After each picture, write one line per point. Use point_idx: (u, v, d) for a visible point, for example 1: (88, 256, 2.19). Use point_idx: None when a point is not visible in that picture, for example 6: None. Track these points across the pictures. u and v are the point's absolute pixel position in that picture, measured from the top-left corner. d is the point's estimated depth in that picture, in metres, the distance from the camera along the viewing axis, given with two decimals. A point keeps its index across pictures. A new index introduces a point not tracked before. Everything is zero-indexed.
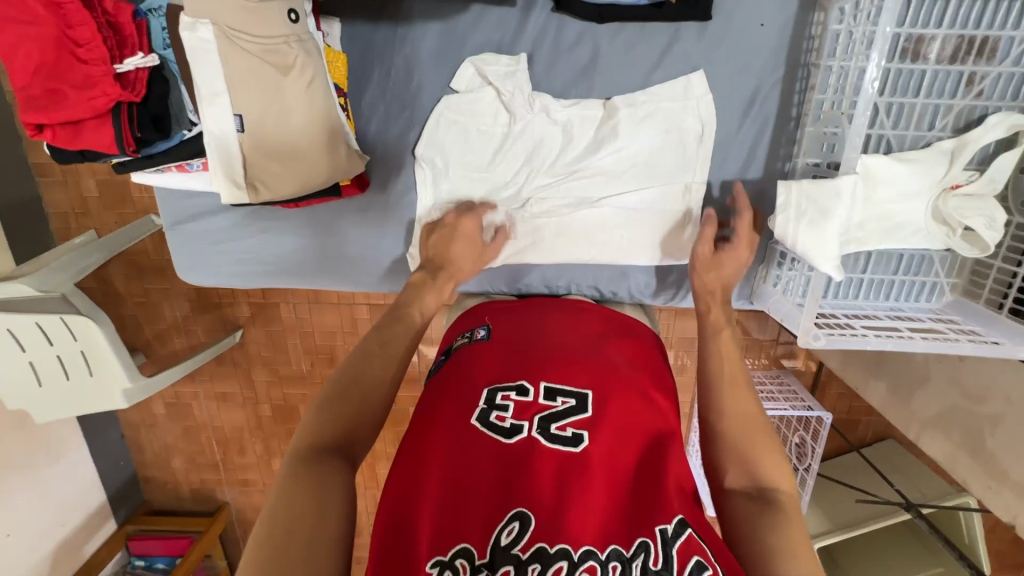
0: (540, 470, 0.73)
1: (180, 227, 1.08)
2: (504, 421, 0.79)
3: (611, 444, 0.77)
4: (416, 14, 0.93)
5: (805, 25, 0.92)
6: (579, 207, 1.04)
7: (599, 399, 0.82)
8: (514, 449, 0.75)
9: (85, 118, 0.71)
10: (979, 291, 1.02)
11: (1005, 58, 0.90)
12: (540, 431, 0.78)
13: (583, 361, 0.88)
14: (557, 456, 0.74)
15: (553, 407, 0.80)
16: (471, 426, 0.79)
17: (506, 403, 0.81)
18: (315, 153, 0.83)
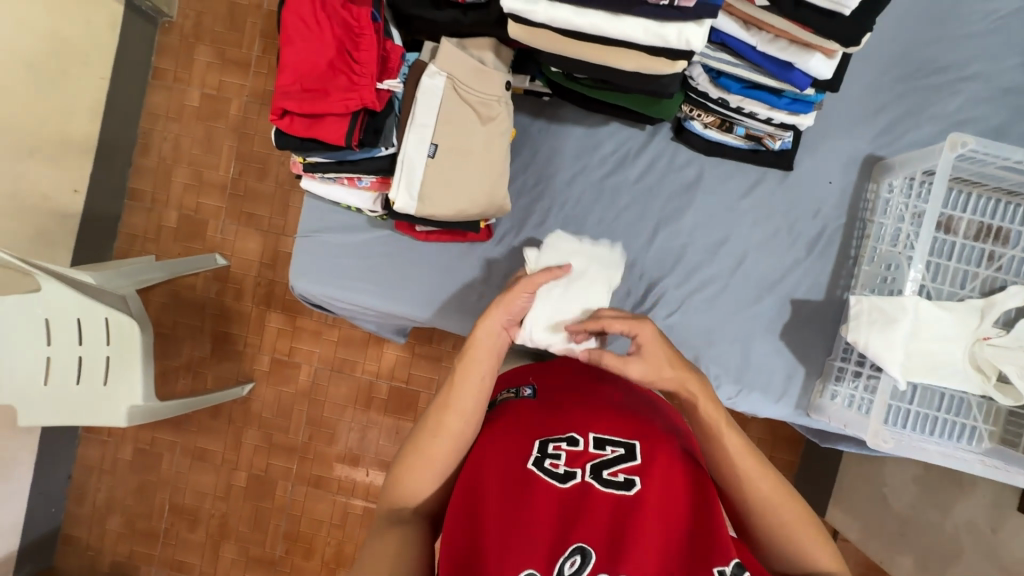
0: (594, 513, 0.77)
1: (309, 237, 1.21)
2: (557, 467, 0.83)
3: (662, 492, 0.80)
4: (567, 119, 1.20)
5: (861, 190, 1.19)
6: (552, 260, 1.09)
7: (647, 448, 0.84)
8: (570, 496, 0.80)
9: (329, 114, 0.90)
10: (1015, 440, 1.12)
11: (1016, 246, 1.15)
12: (593, 477, 0.81)
13: (629, 414, 0.90)
14: (612, 503, 0.79)
15: (603, 456, 0.84)
16: (526, 470, 0.83)
17: (557, 452, 0.85)
18: (479, 187, 0.99)
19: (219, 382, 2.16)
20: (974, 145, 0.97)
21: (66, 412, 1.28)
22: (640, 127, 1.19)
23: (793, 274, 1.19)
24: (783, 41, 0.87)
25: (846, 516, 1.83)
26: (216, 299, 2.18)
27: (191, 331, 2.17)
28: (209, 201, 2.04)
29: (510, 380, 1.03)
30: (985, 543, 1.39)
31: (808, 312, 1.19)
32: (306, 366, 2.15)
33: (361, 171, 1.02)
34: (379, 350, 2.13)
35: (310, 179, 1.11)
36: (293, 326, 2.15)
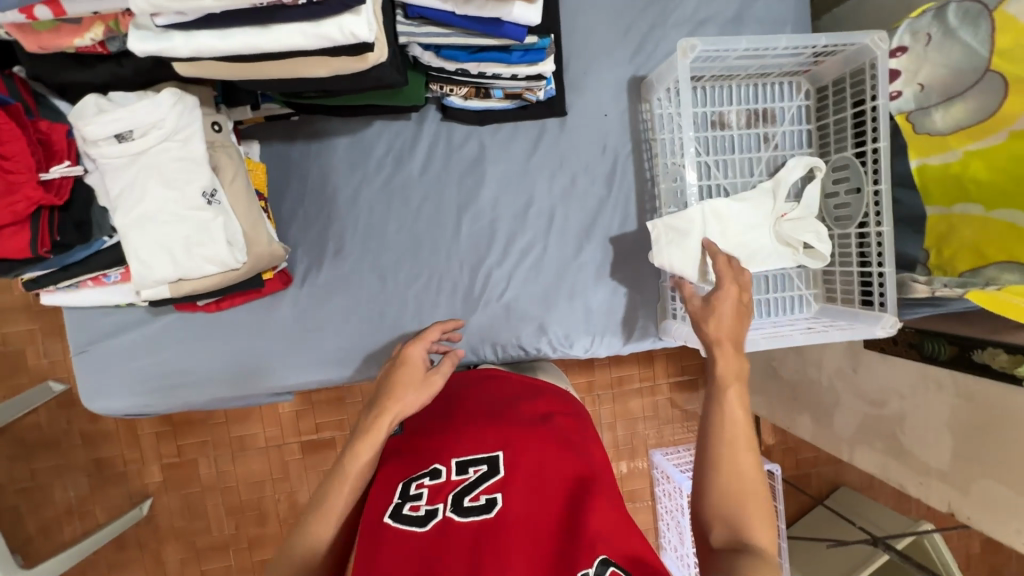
0: (453, 554, 0.66)
1: (89, 350, 1.05)
2: (416, 510, 0.72)
3: (530, 500, 0.70)
4: (327, 132, 1.10)
5: (638, 112, 1.19)
6: (136, 158, 0.80)
7: (512, 456, 0.75)
8: (428, 540, 0.68)
9: (3, 225, 0.74)
10: (835, 295, 1.21)
11: (784, 121, 1.21)
12: (454, 509, 0.71)
13: (497, 421, 0.81)
14: (473, 532, 0.67)
15: (465, 479, 0.73)
16: (381, 524, 0.71)
17: (419, 492, 0.74)
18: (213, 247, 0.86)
19: (111, 512, 1.92)
20: (702, 46, 0.99)
21: None
22: (405, 118, 1.12)
23: (603, 213, 1.19)
24: (477, 0, 0.83)
25: (753, 397, 1.96)
26: (71, 429, 1.92)
27: (56, 472, 1.91)
28: (13, 329, 1.75)
29: None
30: (853, 383, 1.53)
31: (629, 243, 1.20)
32: (202, 459, 1.96)
33: (94, 269, 0.88)
34: (275, 413, 1.97)
35: (50, 293, 0.95)
36: (171, 424, 1.95)
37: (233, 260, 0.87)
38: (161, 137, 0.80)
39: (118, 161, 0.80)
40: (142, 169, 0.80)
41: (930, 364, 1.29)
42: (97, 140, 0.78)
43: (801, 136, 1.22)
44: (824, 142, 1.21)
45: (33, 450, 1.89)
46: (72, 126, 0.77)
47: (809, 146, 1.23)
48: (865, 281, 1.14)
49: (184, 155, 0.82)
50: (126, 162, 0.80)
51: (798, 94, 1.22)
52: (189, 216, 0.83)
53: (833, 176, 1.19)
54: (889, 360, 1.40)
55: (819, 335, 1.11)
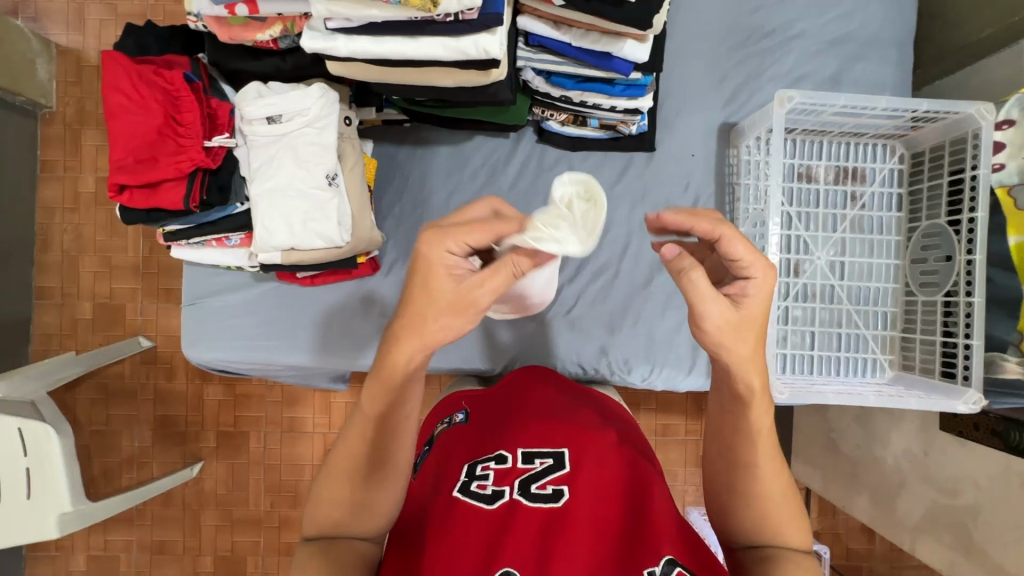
0: (521, 531, 0.70)
1: (196, 303, 1.18)
2: (484, 488, 0.76)
3: (594, 495, 0.74)
4: (433, 141, 1.21)
5: (724, 157, 1.23)
6: (278, 139, 0.93)
7: (576, 454, 0.80)
8: (496, 516, 0.72)
9: (166, 180, 0.89)
10: (912, 364, 1.17)
11: (873, 182, 1.21)
12: (521, 493, 0.75)
13: (561, 420, 0.87)
14: (541, 516, 0.72)
15: (532, 469, 0.78)
16: (452, 498, 0.76)
17: (485, 473, 0.79)
18: (323, 224, 0.96)
19: (166, 467, 2.06)
20: (799, 98, 1.03)
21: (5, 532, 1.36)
22: (504, 136, 1.22)
23: None
24: (593, 34, 0.93)
25: (808, 468, 1.86)
26: (147, 384, 2.09)
27: (128, 421, 2.08)
28: (122, 284, 1.97)
29: (444, 410, 1.00)
30: (922, 467, 1.43)
31: None
32: (253, 433, 2.08)
33: (222, 230, 1.01)
34: (327, 402, 2.07)
35: (179, 246, 1.09)
36: (233, 395, 2.08)
37: (340, 238, 0.96)
38: (302, 123, 0.92)
39: (264, 139, 0.93)
40: (282, 148, 0.93)
41: (1016, 456, 1.19)
42: (251, 120, 0.91)
43: (890, 200, 1.22)
44: (915, 207, 1.19)
45: (113, 396, 2.07)
46: (234, 107, 0.92)
47: (898, 210, 1.22)
48: (948, 353, 1.09)
49: (318, 141, 0.93)
50: (269, 141, 0.93)
51: (891, 158, 1.22)
52: (310, 194, 0.94)
53: (922, 242, 1.16)
54: (968, 446, 1.31)
55: (893, 400, 1.07)
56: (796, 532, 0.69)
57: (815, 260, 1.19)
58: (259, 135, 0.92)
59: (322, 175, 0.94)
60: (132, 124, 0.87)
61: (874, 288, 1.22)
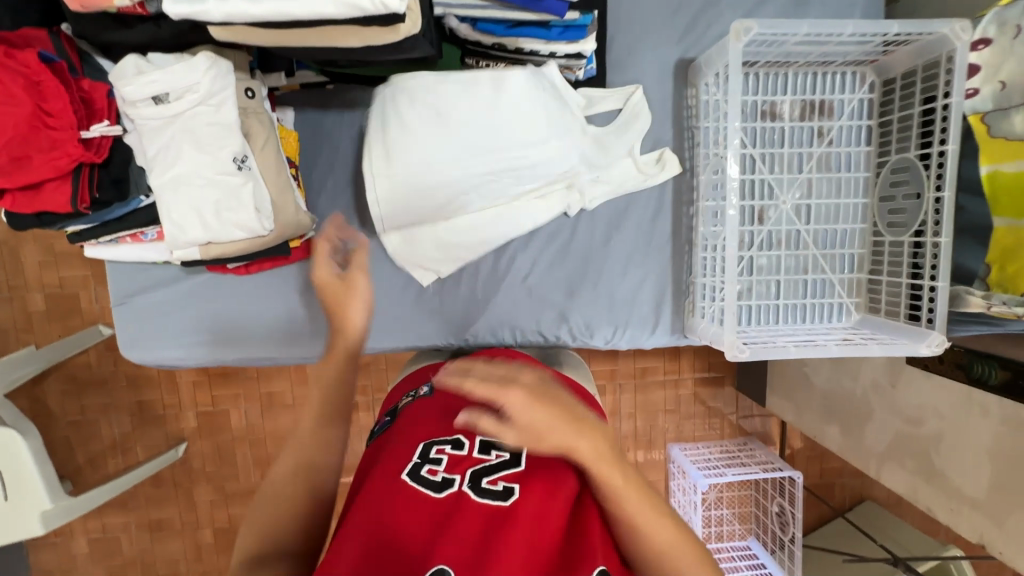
0: (463, 524, 0.67)
1: (127, 302, 1.10)
2: (434, 474, 0.73)
3: (545, 490, 0.71)
4: (361, 103, 1.09)
5: (682, 97, 1.13)
6: (172, 121, 0.82)
7: (535, 451, 0.78)
8: (442, 506, 0.69)
9: (46, 179, 0.78)
10: (878, 306, 1.14)
11: (842, 114, 1.13)
12: (471, 485, 0.72)
13: None
14: (487, 512, 0.68)
15: (486, 461, 0.76)
16: (399, 481, 0.73)
17: (438, 457, 0.76)
18: (238, 214, 0.86)
19: (151, 451, 2.06)
20: (759, 30, 0.92)
21: None
22: None
23: (639, 202, 1.15)
24: None
25: (781, 401, 1.89)
26: (117, 371, 2.04)
27: (103, 409, 2.04)
28: (71, 273, 1.86)
29: (408, 385, 1.01)
30: (889, 398, 1.45)
31: (661, 235, 1.16)
32: (233, 410, 2.06)
33: (132, 226, 0.91)
34: (304, 374, 2.04)
35: (91, 245, 0.99)
36: (207, 374, 2.05)
37: (261, 226, 0.88)
38: (195, 99, 0.81)
39: (155, 122, 0.82)
40: (179, 131, 0.82)
41: (976, 387, 1.20)
42: (135, 102, 0.80)
43: (861, 132, 1.13)
44: (884, 140, 1.11)
45: (82, 387, 2.02)
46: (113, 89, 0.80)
47: (867, 143, 1.13)
48: (914, 294, 1.06)
49: (217, 120, 0.83)
50: (163, 125, 0.82)
51: (861, 87, 1.12)
52: (219, 181, 0.84)
53: (891, 178, 1.10)
54: (932, 378, 1.32)
55: (858, 348, 1.03)
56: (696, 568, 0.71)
57: (780, 206, 1.13)
58: (147, 119, 0.81)
59: (229, 158, 0.84)
60: None
61: (842, 230, 1.16)
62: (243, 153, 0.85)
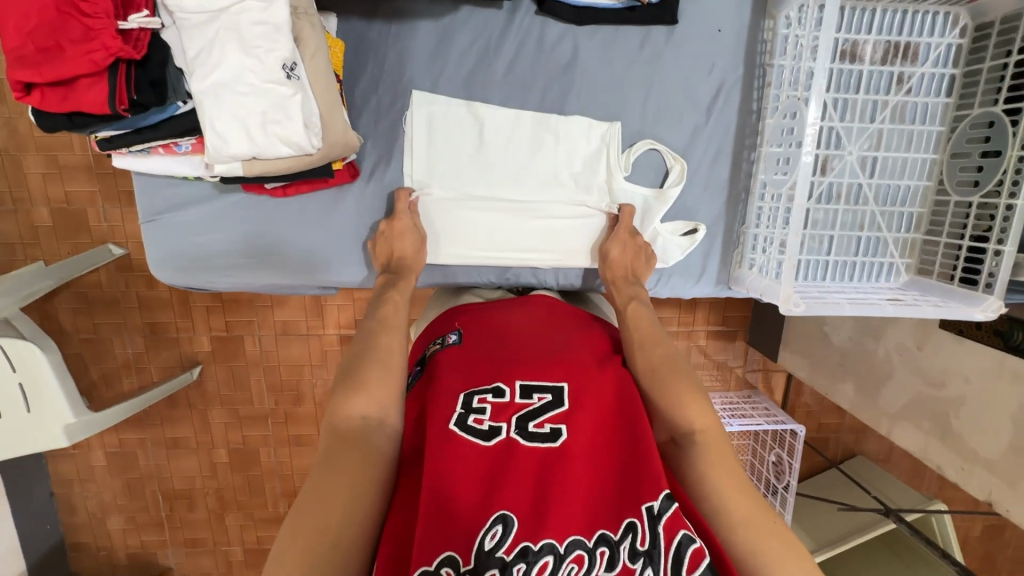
0: (518, 470, 0.70)
1: (157, 219, 1.05)
2: (480, 423, 0.75)
3: (593, 434, 0.75)
4: (410, 13, 1.00)
5: (758, 31, 1.04)
6: (215, 20, 0.73)
7: (576, 390, 0.79)
8: (494, 453, 0.72)
9: (80, 75, 0.71)
10: (930, 268, 1.11)
11: (926, 61, 1.05)
12: (518, 431, 0.74)
13: (562, 355, 0.85)
14: (539, 455, 0.72)
15: (530, 405, 0.77)
16: (448, 430, 0.73)
17: (482, 406, 0.77)
18: (286, 131, 0.80)
19: (165, 372, 2.07)
20: None
21: (19, 441, 1.46)
22: (496, 6, 1.00)
23: (698, 143, 1.08)
24: None
25: (795, 357, 1.88)
26: (128, 291, 2.00)
27: (116, 327, 2.02)
28: (78, 187, 1.78)
29: (436, 331, 0.98)
30: (913, 360, 1.46)
31: (718, 182, 1.11)
32: (248, 337, 2.05)
33: (169, 134, 0.84)
34: (319, 305, 2.03)
35: (121, 155, 0.93)
36: (220, 300, 2.02)
37: (314, 143, 0.82)
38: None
39: (196, 21, 0.73)
40: (222, 30, 0.74)
41: (1011, 354, 1.22)
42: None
43: (942, 82, 1.06)
44: (967, 92, 1.04)
45: (93, 305, 1.99)
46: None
47: (947, 95, 1.07)
48: (974, 257, 1.03)
49: (266, 19, 0.75)
50: (204, 23, 0.74)
51: (951, 31, 1.04)
52: (265, 90, 0.77)
53: (967, 134, 1.03)
54: (964, 344, 1.32)
55: (911, 310, 1.00)
56: (699, 411, 0.78)
57: (845, 156, 1.07)
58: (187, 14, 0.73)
59: (280, 68, 0.77)
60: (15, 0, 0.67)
61: (904, 187, 1.11)
62: (293, 62, 0.78)
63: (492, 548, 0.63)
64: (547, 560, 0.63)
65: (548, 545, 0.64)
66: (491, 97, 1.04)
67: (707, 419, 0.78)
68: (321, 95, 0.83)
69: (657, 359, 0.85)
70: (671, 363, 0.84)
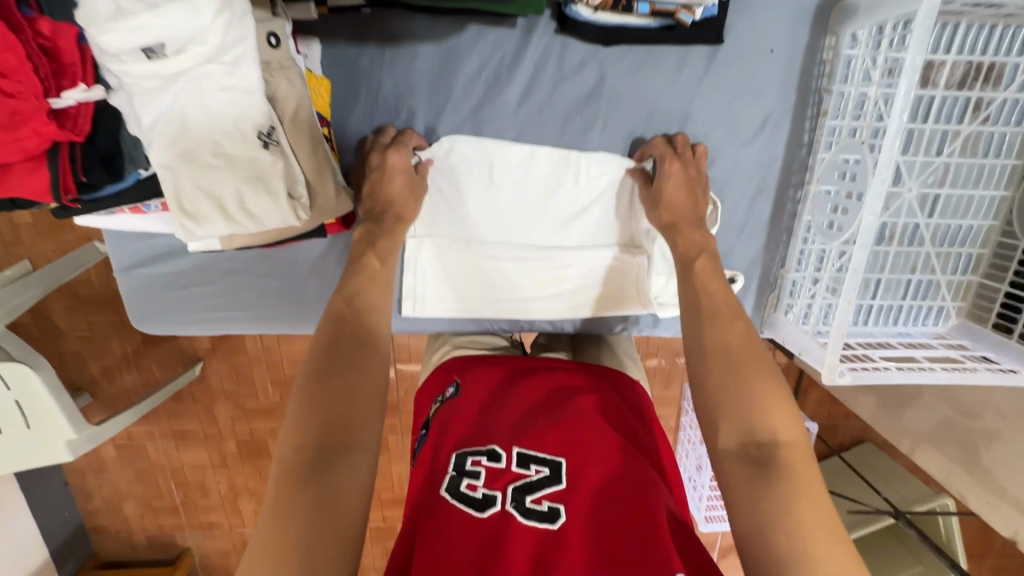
0: (513, 549, 0.63)
1: (133, 271, 0.95)
2: (474, 491, 0.70)
3: (593, 508, 0.68)
4: (408, 34, 0.84)
5: (816, 50, 0.88)
6: (172, 85, 0.60)
7: (574, 459, 0.73)
8: (486, 526, 0.66)
9: (13, 162, 0.59)
10: (985, 315, 1.01)
11: (1010, 84, 0.90)
12: (514, 505, 0.68)
13: (559, 412, 0.80)
14: (534, 535, 0.65)
15: (527, 477, 0.71)
16: (441, 499, 0.70)
17: (476, 470, 0.72)
18: (267, 207, 0.69)
19: (167, 369, 2.02)
20: None
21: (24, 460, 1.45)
22: (509, 24, 0.84)
23: (738, 180, 0.96)
24: None
25: None
26: (120, 289, 1.92)
27: (112, 326, 1.95)
28: None
29: (434, 386, 0.92)
30: (945, 385, 1.39)
31: (757, 223, 0.99)
32: (249, 333, 1.99)
33: (131, 201, 0.72)
34: None
35: (84, 215, 0.81)
36: None
37: (300, 214, 0.71)
38: (206, 55, 0.59)
39: (149, 88, 0.60)
40: (182, 97, 0.61)
41: None
42: (120, 65, 0.58)
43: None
44: None
45: (85, 305, 1.91)
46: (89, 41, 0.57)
47: None
48: None
49: (235, 84, 0.62)
50: (159, 90, 0.60)
51: None
52: (241, 160, 0.66)
53: None
54: None
55: (964, 375, 0.90)
56: (785, 418, 0.65)
57: (903, 195, 0.94)
58: (136, 82, 0.59)
59: (255, 131, 0.65)
60: None
61: (965, 227, 0.99)
62: (270, 121, 0.65)
63: None
64: None
65: None
66: (502, 133, 0.91)
67: (792, 430, 0.64)
68: (308, 158, 0.70)
69: (735, 345, 0.71)
70: (750, 348, 0.71)
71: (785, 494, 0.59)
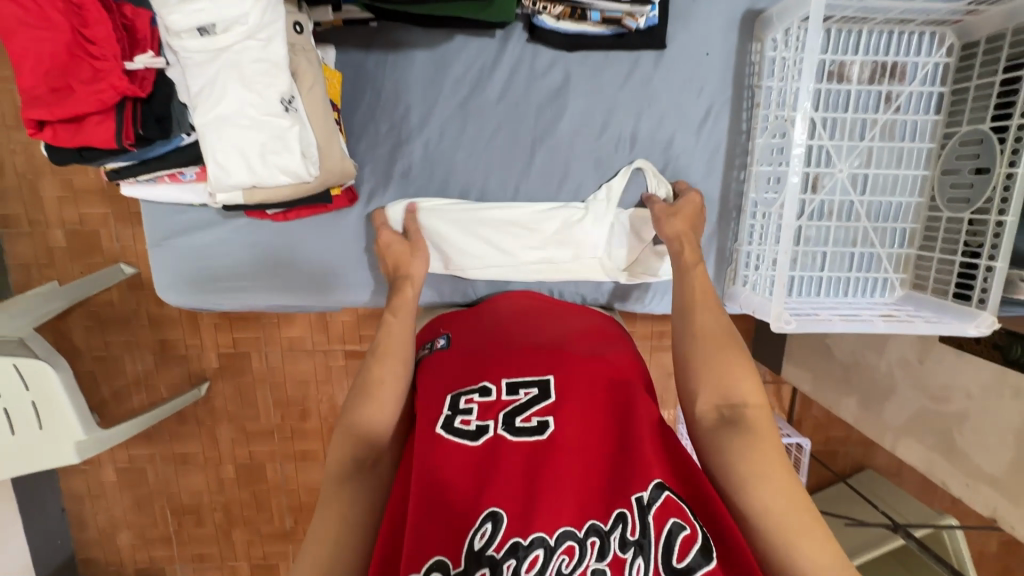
0: (506, 465, 0.70)
1: (164, 245, 1.09)
2: (468, 424, 0.76)
3: (580, 421, 0.75)
4: (406, 43, 1.03)
5: (745, 53, 1.06)
6: (217, 58, 0.77)
7: (561, 382, 0.80)
8: (481, 452, 0.72)
9: (89, 113, 0.75)
10: (925, 283, 1.11)
11: (913, 79, 1.06)
12: (506, 427, 0.75)
13: (545, 348, 0.87)
14: (526, 449, 0.72)
15: (516, 402, 0.78)
16: (436, 436, 0.75)
17: (469, 407, 0.79)
18: (281, 164, 0.83)
19: (174, 388, 2.10)
20: None
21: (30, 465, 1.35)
22: (489, 35, 1.04)
23: (689, 164, 1.10)
24: None
25: (799, 370, 1.84)
26: (139, 309, 2.04)
27: (127, 345, 2.06)
28: (91, 208, 1.72)
29: (426, 336, 1.01)
30: (914, 373, 1.43)
31: (709, 203, 1.12)
32: (255, 353, 2.08)
33: (173, 165, 0.88)
34: (324, 321, 2.05)
35: (129, 185, 0.97)
36: (227, 317, 2.05)
37: (310, 173, 0.85)
38: (242, 33, 0.76)
39: (199, 59, 0.77)
40: (223, 67, 0.77)
41: (1011, 368, 1.20)
42: (179, 40, 0.75)
43: (929, 100, 1.07)
44: (956, 109, 1.05)
45: (105, 324, 2.03)
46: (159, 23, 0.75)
47: (936, 112, 1.08)
48: (968, 271, 1.03)
49: (265, 57, 0.78)
50: (206, 61, 0.77)
51: (938, 50, 1.05)
52: (263, 123, 0.80)
53: (957, 151, 1.04)
54: (965, 358, 1.30)
55: (901, 326, 1.01)
56: (750, 390, 0.78)
57: (835, 174, 1.08)
58: (189, 54, 0.76)
59: (278, 100, 0.80)
60: (28, 45, 0.70)
61: (896, 203, 1.12)
62: (290, 94, 0.81)
63: (482, 546, 0.63)
64: (539, 553, 0.63)
65: (539, 538, 0.63)
66: (485, 122, 1.07)
67: (757, 397, 0.78)
68: (319, 125, 0.86)
69: (716, 332, 0.83)
70: (727, 335, 0.83)
71: (745, 445, 0.72)
